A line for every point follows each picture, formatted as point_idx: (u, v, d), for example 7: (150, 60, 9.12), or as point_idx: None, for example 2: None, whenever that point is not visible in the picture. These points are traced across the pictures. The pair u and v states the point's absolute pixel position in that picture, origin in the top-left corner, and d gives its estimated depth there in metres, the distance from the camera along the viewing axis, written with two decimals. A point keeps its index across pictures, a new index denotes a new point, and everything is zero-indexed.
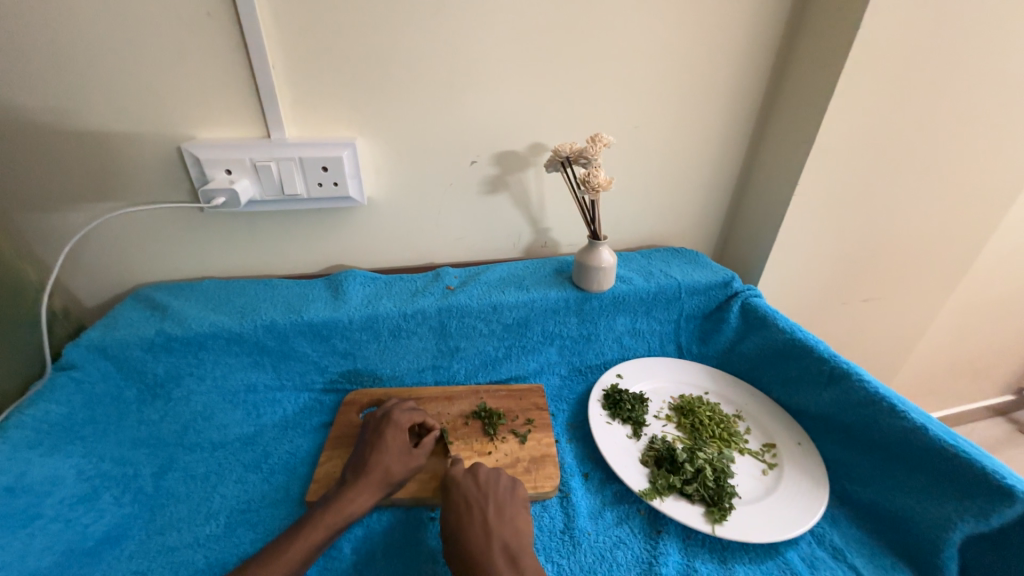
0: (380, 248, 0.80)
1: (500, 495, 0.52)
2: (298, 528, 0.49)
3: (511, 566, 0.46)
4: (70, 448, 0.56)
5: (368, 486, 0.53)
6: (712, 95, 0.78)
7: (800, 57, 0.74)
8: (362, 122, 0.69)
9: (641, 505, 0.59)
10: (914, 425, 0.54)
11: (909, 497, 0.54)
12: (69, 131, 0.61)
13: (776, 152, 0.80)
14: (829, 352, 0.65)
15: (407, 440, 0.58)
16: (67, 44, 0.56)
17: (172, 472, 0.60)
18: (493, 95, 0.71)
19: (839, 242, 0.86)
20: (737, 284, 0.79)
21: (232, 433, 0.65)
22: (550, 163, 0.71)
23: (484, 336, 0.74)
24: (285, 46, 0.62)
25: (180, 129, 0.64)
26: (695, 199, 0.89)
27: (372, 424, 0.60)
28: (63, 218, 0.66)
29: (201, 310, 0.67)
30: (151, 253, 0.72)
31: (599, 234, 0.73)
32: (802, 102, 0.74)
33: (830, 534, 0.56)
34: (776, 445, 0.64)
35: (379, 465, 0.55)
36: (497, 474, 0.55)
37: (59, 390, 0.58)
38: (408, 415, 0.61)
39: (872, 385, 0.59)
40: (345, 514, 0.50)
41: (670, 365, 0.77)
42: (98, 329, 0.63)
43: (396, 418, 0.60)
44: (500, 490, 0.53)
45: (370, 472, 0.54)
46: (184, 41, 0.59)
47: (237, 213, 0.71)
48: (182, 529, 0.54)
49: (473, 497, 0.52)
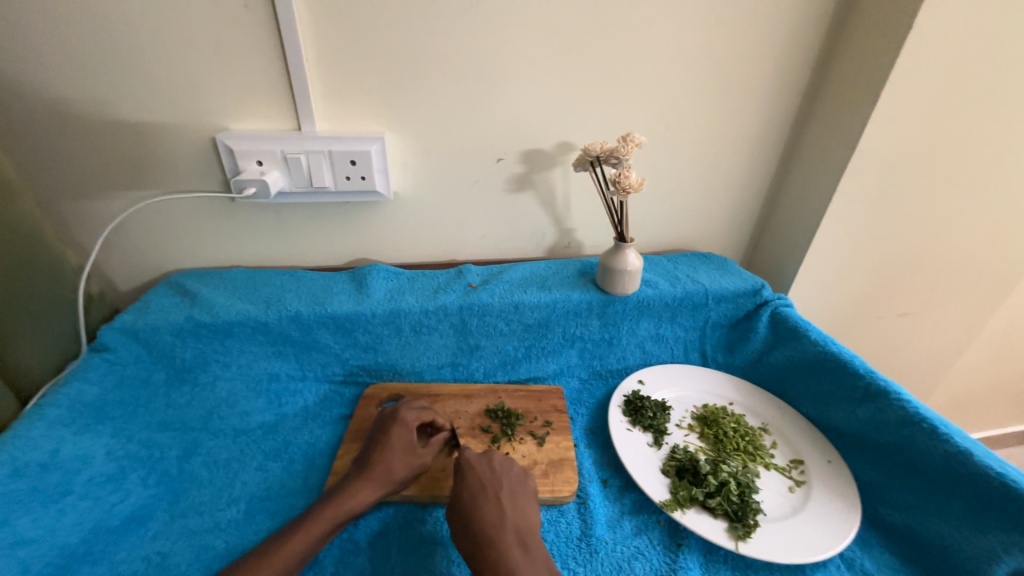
0: (404, 244, 0.80)
1: (511, 481, 0.53)
2: (300, 519, 0.49)
3: (523, 550, 0.45)
4: (101, 428, 0.58)
5: (370, 481, 0.53)
6: (748, 97, 0.75)
7: (845, 58, 0.70)
8: (390, 116, 0.69)
9: (660, 516, 0.57)
10: (957, 450, 0.51)
11: (948, 524, 0.51)
12: (110, 121, 0.63)
13: (814, 157, 0.77)
14: (865, 368, 0.62)
15: (412, 439, 0.58)
16: (109, 37, 0.58)
17: (196, 456, 0.61)
18: (522, 93, 0.70)
19: (877, 253, 0.83)
20: (768, 292, 0.76)
21: (254, 420, 0.66)
22: (578, 162, 0.69)
23: (504, 335, 0.73)
24: (319, 39, 0.62)
25: (216, 121, 0.65)
26: (725, 204, 0.86)
27: (379, 421, 0.60)
28: (101, 206, 0.68)
29: (229, 298, 0.68)
30: (183, 242, 0.74)
31: (625, 236, 0.71)
32: (843, 107, 0.71)
33: (860, 559, 0.53)
34: (804, 462, 0.62)
35: (383, 461, 0.55)
36: (508, 462, 0.55)
37: (92, 370, 0.60)
38: (415, 413, 0.60)
39: (911, 405, 0.56)
40: (346, 507, 0.51)
41: (693, 374, 0.75)
42: (130, 313, 0.65)
43: (401, 417, 0.59)
44: (512, 478, 0.53)
45: (372, 468, 0.54)
46: (221, 34, 0.60)
47: (266, 204, 0.72)
48: (203, 513, 0.55)
49: (487, 482, 0.52)
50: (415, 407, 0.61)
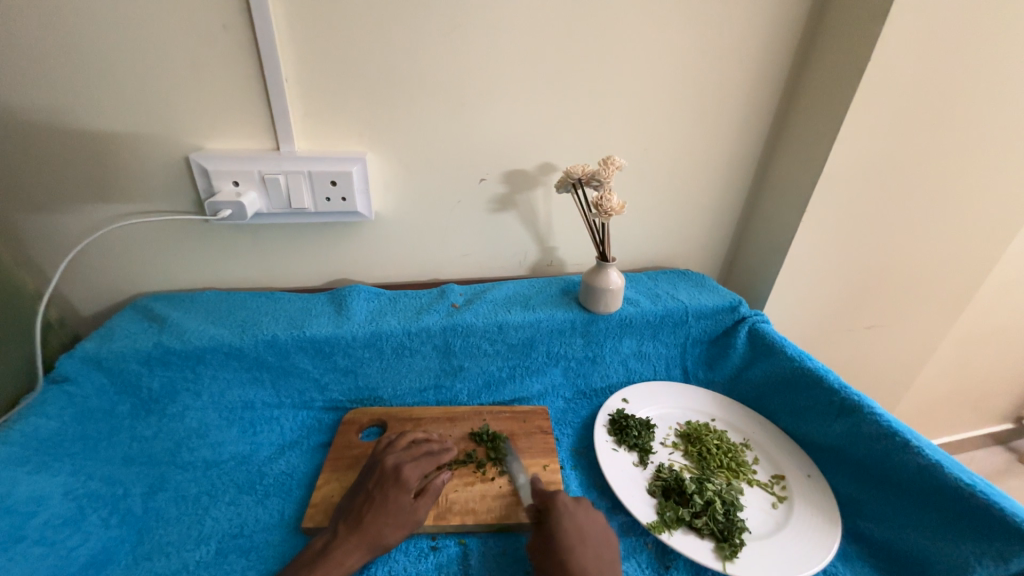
0: (386, 264, 0.79)
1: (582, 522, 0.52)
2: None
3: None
4: (59, 465, 0.53)
5: (360, 544, 0.49)
6: (721, 121, 0.79)
7: (809, 88, 0.75)
8: (372, 136, 0.68)
9: (648, 538, 0.57)
10: (928, 462, 0.53)
11: (923, 536, 0.52)
12: (76, 141, 0.61)
13: (785, 178, 0.80)
14: (839, 383, 0.64)
15: (407, 495, 0.52)
16: (79, 56, 0.56)
17: (162, 493, 0.58)
18: (505, 116, 0.71)
19: (846, 268, 0.86)
20: (745, 308, 0.78)
21: (227, 452, 0.63)
22: (560, 184, 0.70)
23: (489, 356, 0.73)
24: (300, 60, 0.62)
25: (191, 142, 0.63)
26: (702, 223, 0.89)
27: (373, 478, 0.54)
28: (64, 228, 0.65)
29: (201, 322, 0.66)
30: (152, 265, 0.71)
31: (608, 256, 0.72)
32: (809, 132, 0.75)
33: (843, 573, 0.54)
34: (786, 477, 0.63)
35: (375, 525, 0.50)
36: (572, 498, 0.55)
37: (50, 403, 0.56)
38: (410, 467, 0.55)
39: (883, 418, 0.58)
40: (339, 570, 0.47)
41: (676, 391, 0.76)
42: (93, 340, 0.62)
43: (398, 474, 0.53)
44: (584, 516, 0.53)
45: (364, 529, 0.50)
46: (199, 54, 0.59)
47: (242, 225, 0.70)
48: (170, 555, 0.52)
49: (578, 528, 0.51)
50: (415, 463, 0.55)
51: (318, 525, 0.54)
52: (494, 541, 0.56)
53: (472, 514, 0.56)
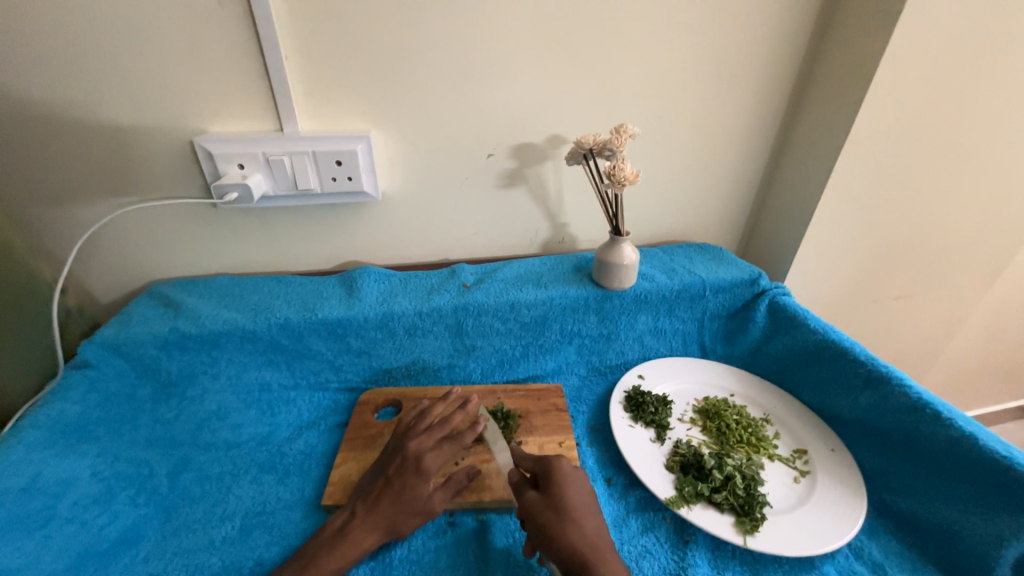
0: (395, 245, 0.79)
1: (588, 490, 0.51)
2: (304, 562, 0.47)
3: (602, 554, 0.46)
4: (84, 447, 0.55)
5: (377, 526, 0.49)
6: (740, 83, 0.74)
7: (836, 44, 0.70)
8: (375, 113, 0.66)
9: (666, 513, 0.56)
10: (960, 434, 0.51)
11: (954, 509, 0.51)
12: (79, 128, 0.60)
13: (808, 143, 0.76)
14: (865, 355, 0.62)
15: (426, 486, 0.52)
16: (74, 39, 0.55)
17: (186, 472, 0.60)
18: (510, 86, 0.68)
19: (873, 236, 0.82)
20: (765, 281, 0.75)
21: (247, 433, 0.65)
22: (571, 156, 0.68)
23: (501, 335, 0.72)
24: (297, 35, 0.59)
25: (193, 125, 0.63)
26: (719, 193, 0.85)
27: (394, 470, 0.52)
28: (75, 217, 0.65)
29: (214, 307, 0.66)
30: (164, 251, 0.71)
31: (621, 230, 0.70)
32: (836, 91, 0.70)
33: (868, 547, 0.53)
34: (808, 452, 0.61)
35: (393, 510, 0.50)
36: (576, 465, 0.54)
37: (73, 388, 0.57)
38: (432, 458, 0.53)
39: (913, 391, 0.56)
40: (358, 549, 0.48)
41: (693, 366, 0.75)
42: (112, 327, 0.63)
43: (419, 465, 0.52)
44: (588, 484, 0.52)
45: (380, 511, 0.50)
46: (194, 33, 0.57)
47: (250, 209, 0.70)
48: (196, 531, 0.53)
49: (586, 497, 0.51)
50: (437, 452, 0.53)
51: (337, 503, 0.55)
52: (510, 518, 0.56)
53: (488, 491, 0.56)
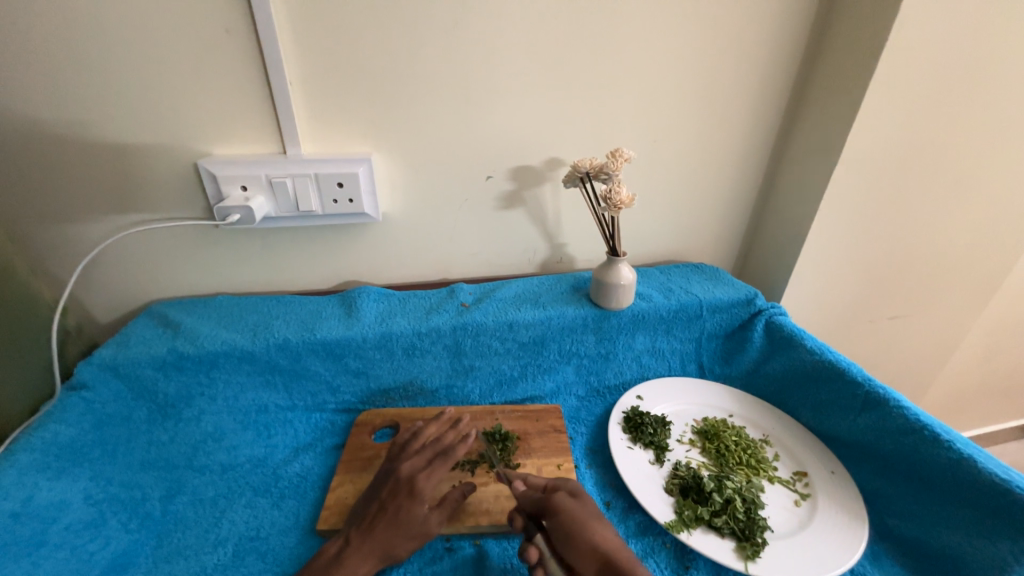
0: (395, 265, 0.79)
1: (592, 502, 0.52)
2: None
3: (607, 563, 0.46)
4: (77, 471, 0.55)
5: (373, 550, 0.49)
6: (732, 110, 0.77)
7: (824, 72, 0.72)
8: (377, 137, 0.68)
9: (666, 537, 0.56)
10: (959, 457, 0.51)
11: (957, 534, 0.50)
12: (88, 151, 0.61)
13: (800, 166, 0.78)
14: (862, 375, 0.62)
15: (422, 506, 0.51)
16: (87, 66, 0.57)
17: (180, 496, 0.58)
18: (510, 111, 0.70)
19: (867, 257, 0.83)
20: (761, 301, 0.76)
21: (242, 455, 0.64)
22: (568, 178, 0.69)
23: (500, 355, 0.72)
24: (304, 63, 0.61)
25: (199, 148, 0.64)
26: (714, 215, 0.87)
27: (389, 490, 0.53)
28: (79, 237, 0.66)
29: (214, 327, 0.66)
30: (165, 271, 0.72)
31: (618, 250, 0.71)
32: (825, 117, 0.72)
33: (871, 573, 0.52)
34: (808, 474, 0.61)
35: (388, 534, 0.49)
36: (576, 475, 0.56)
37: (69, 410, 0.57)
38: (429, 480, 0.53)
39: (910, 412, 0.56)
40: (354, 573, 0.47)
41: (691, 387, 0.75)
42: (110, 347, 0.63)
43: (415, 484, 0.52)
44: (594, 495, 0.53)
45: (376, 534, 0.49)
46: (203, 61, 0.59)
47: (252, 229, 0.70)
48: (188, 558, 0.52)
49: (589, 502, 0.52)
50: (428, 471, 0.53)
51: (332, 527, 0.54)
52: (508, 543, 0.55)
53: (486, 515, 0.56)
